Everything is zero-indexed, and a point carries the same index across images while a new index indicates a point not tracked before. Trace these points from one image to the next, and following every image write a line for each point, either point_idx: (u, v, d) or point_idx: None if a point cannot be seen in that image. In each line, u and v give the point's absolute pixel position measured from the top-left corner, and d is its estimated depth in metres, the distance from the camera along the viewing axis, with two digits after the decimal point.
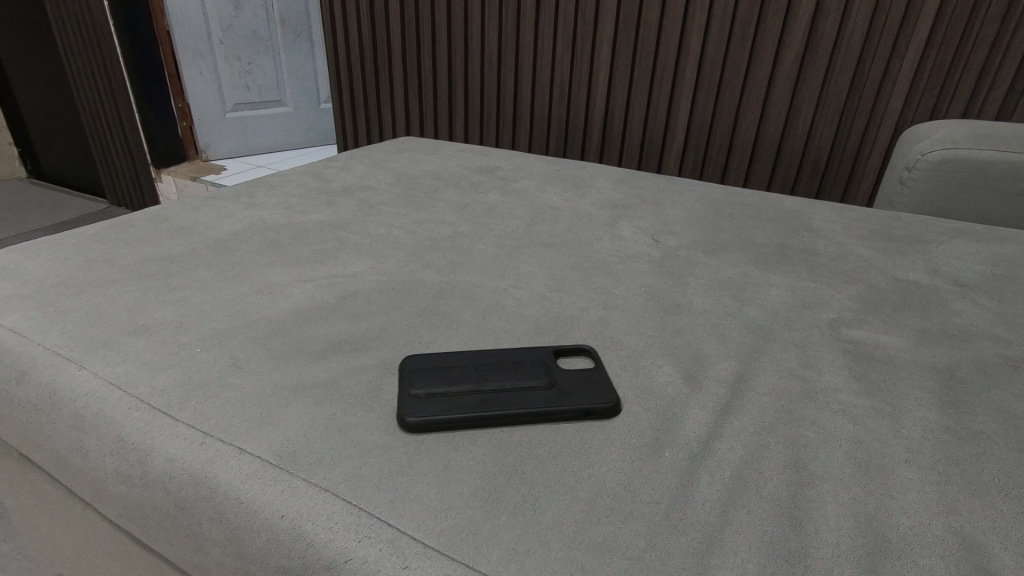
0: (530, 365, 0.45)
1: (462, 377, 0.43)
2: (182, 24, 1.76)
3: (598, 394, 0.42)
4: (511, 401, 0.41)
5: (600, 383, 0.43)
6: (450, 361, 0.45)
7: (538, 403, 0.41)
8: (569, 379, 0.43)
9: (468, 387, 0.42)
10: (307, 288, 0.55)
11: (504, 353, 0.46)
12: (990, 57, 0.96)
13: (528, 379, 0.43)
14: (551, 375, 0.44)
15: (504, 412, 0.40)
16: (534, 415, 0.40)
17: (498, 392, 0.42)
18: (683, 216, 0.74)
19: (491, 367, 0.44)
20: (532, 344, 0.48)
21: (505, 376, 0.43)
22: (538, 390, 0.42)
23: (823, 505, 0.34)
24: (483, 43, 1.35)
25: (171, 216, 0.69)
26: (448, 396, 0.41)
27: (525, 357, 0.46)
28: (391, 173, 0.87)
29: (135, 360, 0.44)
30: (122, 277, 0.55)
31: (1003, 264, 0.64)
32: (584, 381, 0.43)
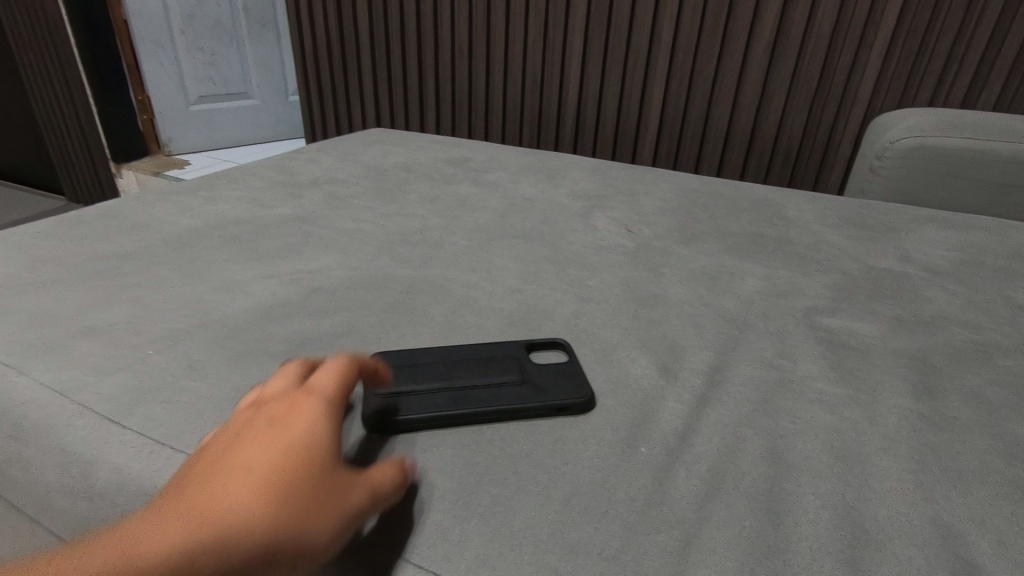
0: (503, 360, 0.43)
1: (431, 375, 0.41)
2: (140, 13, 1.69)
3: (572, 389, 0.40)
4: (482, 398, 0.39)
5: (574, 377, 0.42)
6: (419, 357, 0.43)
7: (510, 399, 0.39)
8: (542, 374, 0.42)
9: (437, 384, 0.40)
10: (270, 284, 0.53)
11: (475, 349, 0.45)
12: (954, 46, 0.97)
13: (500, 375, 0.41)
14: (524, 370, 0.42)
15: (474, 410, 0.38)
16: (506, 412, 0.38)
17: (468, 390, 0.40)
18: (658, 206, 0.73)
19: (461, 364, 0.43)
20: (504, 339, 0.46)
21: (477, 373, 0.42)
22: (511, 386, 0.40)
23: (802, 498, 0.34)
24: (453, 33, 1.32)
25: (125, 211, 0.66)
26: (416, 395, 0.39)
27: (497, 352, 0.44)
28: (359, 166, 0.84)
29: (82, 365, 0.42)
30: (69, 276, 0.52)
31: (971, 250, 0.64)
32: (557, 376, 0.42)
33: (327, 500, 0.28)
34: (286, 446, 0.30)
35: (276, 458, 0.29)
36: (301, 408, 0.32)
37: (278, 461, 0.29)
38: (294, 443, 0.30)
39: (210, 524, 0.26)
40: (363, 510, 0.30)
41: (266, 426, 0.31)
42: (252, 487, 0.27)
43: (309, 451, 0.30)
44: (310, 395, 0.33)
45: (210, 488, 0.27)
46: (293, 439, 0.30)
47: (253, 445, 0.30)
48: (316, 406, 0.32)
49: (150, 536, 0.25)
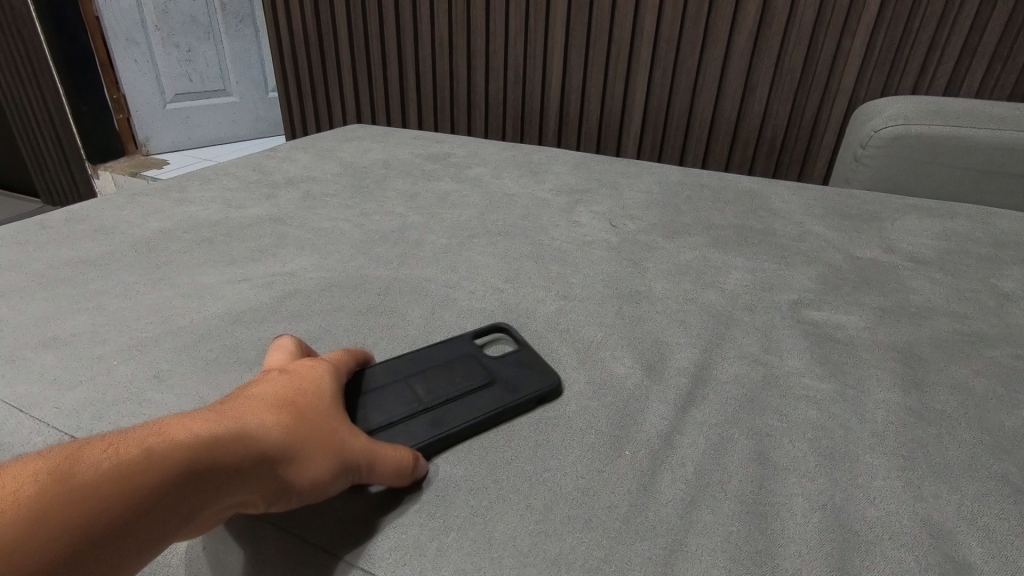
0: (466, 364, 0.41)
1: (401, 394, 0.38)
2: (112, 9, 1.65)
3: (542, 381, 0.40)
4: (460, 412, 0.37)
5: (540, 370, 0.41)
6: (380, 374, 0.39)
7: (488, 406, 0.38)
8: (509, 373, 0.41)
9: (411, 406, 0.37)
10: (242, 289, 0.51)
11: (433, 358, 0.42)
12: (937, 32, 0.97)
13: (470, 382, 0.40)
14: (491, 371, 0.41)
15: (459, 427, 0.36)
16: (488, 421, 0.37)
17: (443, 407, 0.38)
18: (642, 200, 0.72)
19: (425, 377, 0.40)
20: (457, 341, 0.44)
21: (445, 385, 0.39)
22: (485, 392, 0.39)
23: (789, 500, 0.33)
24: (432, 26, 1.30)
25: (92, 215, 0.64)
26: (393, 398, 0.38)
27: (456, 357, 0.42)
28: (337, 163, 0.82)
29: (42, 378, 0.40)
30: (31, 284, 0.50)
31: (956, 239, 0.64)
32: (524, 371, 0.41)
33: (334, 435, 0.30)
34: (298, 385, 0.32)
35: (289, 391, 0.31)
36: (313, 364, 0.35)
37: (291, 395, 0.31)
38: (307, 383, 0.32)
39: (230, 421, 0.27)
40: (366, 454, 0.31)
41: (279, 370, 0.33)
42: (270, 410, 0.29)
43: (319, 395, 0.32)
44: (322, 359, 0.36)
45: (226, 403, 0.29)
46: (305, 382, 0.32)
47: (267, 380, 0.32)
48: (327, 366, 0.35)
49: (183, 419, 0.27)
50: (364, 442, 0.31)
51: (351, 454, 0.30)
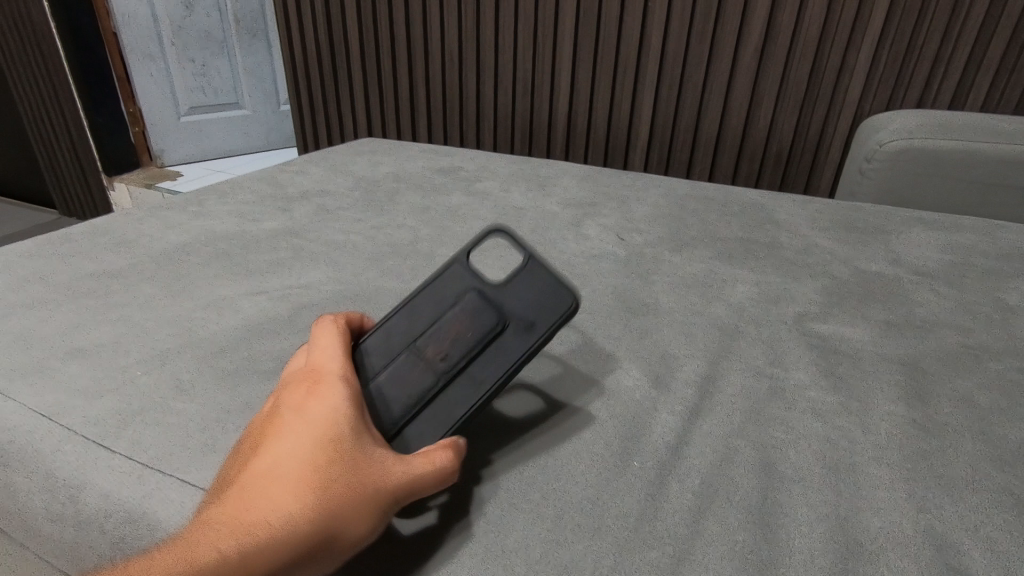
0: (472, 307, 0.41)
1: (417, 372, 0.38)
2: (129, 25, 1.68)
3: (552, 309, 0.41)
4: (482, 373, 0.38)
5: (547, 291, 0.41)
6: (387, 356, 0.39)
7: (508, 357, 0.38)
8: (519, 304, 0.41)
9: (432, 383, 0.37)
10: (259, 301, 0.52)
11: (435, 314, 0.41)
12: (941, 47, 0.98)
13: (482, 331, 0.39)
14: (499, 307, 0.41)
15: (485, 393, 0.37)
16: (511, 371, 0.38)
17: (463, 371, 0.38)
18: (648, 213, 0.73)
19: (436, 340, 0.39)
20: (453, 281, 0.43)
21: (457, 343, 0.39)
22: (501, 339, 0.39)
23: (794, 511, 0.34)
24: (443, 41, 1.32)
25: (114, 228, 0.66)
26: (415, 375, 0.38)
27: (457, 303, 0.41)
28: (349, 176, 0.84)
29: (69, 388, 0.41)
30: (56, 297, 0.52)
31: (961, 252, 0.64)
32: (532, 300, 0.41)
33: (366, 479, 0.30)
34: (314, 432, 0.31)
35: (308, 447, 0.30)
36: (323, 393, 0.33)
37: (311, 450, 0.30)
38: (323, 425, 0.31)
39: (250, 524, 0.28)
40: (405, 484, 0.31)
41: (291, 417, 0.32)
42: (290, 489, 0.29)
43: (339, 435, 0.31)
44: (331, 377, 0.35)
45: (251, 488, 0.29)
46: (320, 425, 0.31)
47: (283, 436, 0.31)
48: (339, 388, 0.34)
49: (200, 540, 0.27)
50: (400, 472, 0.31)
51: (390, 490, 0.31)
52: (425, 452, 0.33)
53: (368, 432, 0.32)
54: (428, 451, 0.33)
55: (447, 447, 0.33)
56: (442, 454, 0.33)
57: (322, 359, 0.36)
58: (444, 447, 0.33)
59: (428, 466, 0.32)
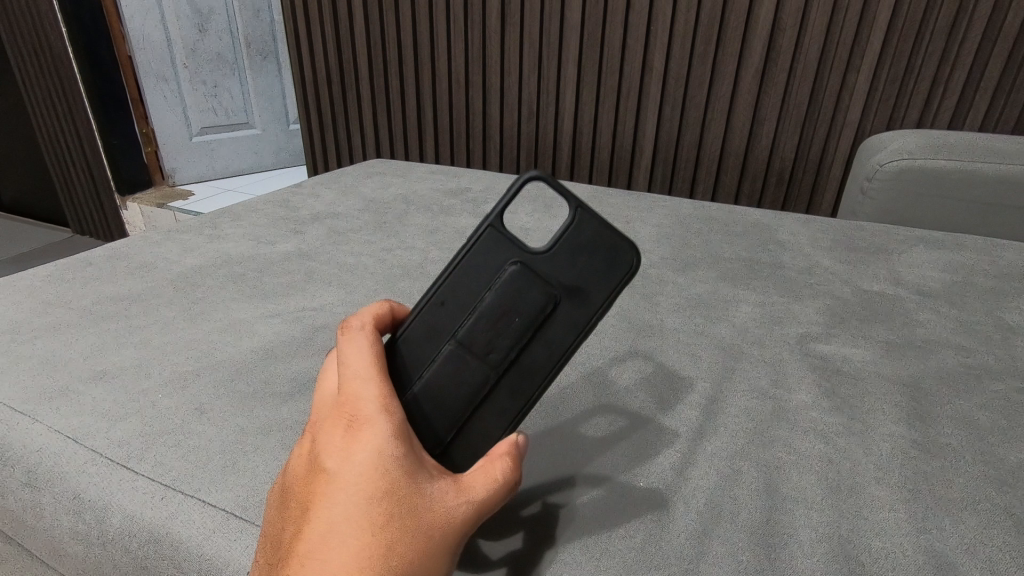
0: (517, 282, 0.39)
1: (470, 367, 0.38)
2: (144, 49, 1.72)
3: (603, 277, 0.40)
4: (537, 361, 0.39)
5: (594, 257, 0.40)
6: (431, 356, 0.39)
7: (562, 337, 0.39)
8: (567, 274, 0.40)
9: (488, 378, 0.38)
10: (274, 323, 0.54)
11: (477, 295, 0.40)
12: (940, 68, 1.00)
13: (532, 311, 0.39)
14: (547, 279, 0.39)
15: (544, 384, 0.38)
16: (567, 353, 0.39)
17: (518, 359, 0.38)
18: (653, 234, 0.75)
19: (483, 327, 0.39)
20: (490, 251, 0.40)
21: (506, 330, 0.39)
22: (553, 317, 0.39)
23: (797, 532, 0.34)
24: (449, 64, 1.35)
25: (132, 251, 0.68)
26: (463, 379, 0.38)
27: (499, 278, 0.40)
28: (360, 198, 0.86)
29: (93, 411, 0.43)
30: (79, 320, 0.54)
31: (962, 271, 0.65)
32: (580, 268, 0.40)
33: (432, 525, 0.29)
34: (365, 489, 0.29)
35: (364, 507, 0.29)
36: (362, 435, 0.31)
37: (368, 513, 0.29)
38: (373, 477, 0.29)
39: None
40: (471, 514, 0.30)
41: (335, 469, 0.30)
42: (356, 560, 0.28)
43: (391, 485, 0.29)
44: (368, 410, 0.32)
45: (316, 562, 0.28)
46: (369, 478, 0.29)
47: (333, 497, 0.29)
48: (378, 424, 0.31)
49: None
50: (462, 506, 0.30)
51: (457, 526, 0.30)
52: (482, 472, 0.31)
53: (421, 470, 0.31)
54: (484, 470, 0.31)
55: (503, 458, 0.32)
56: (501, 470, 0.31)
57: (354, 384, 0.33)
58: (500, 459, 0.32)
59: (490, 489, 0.31)
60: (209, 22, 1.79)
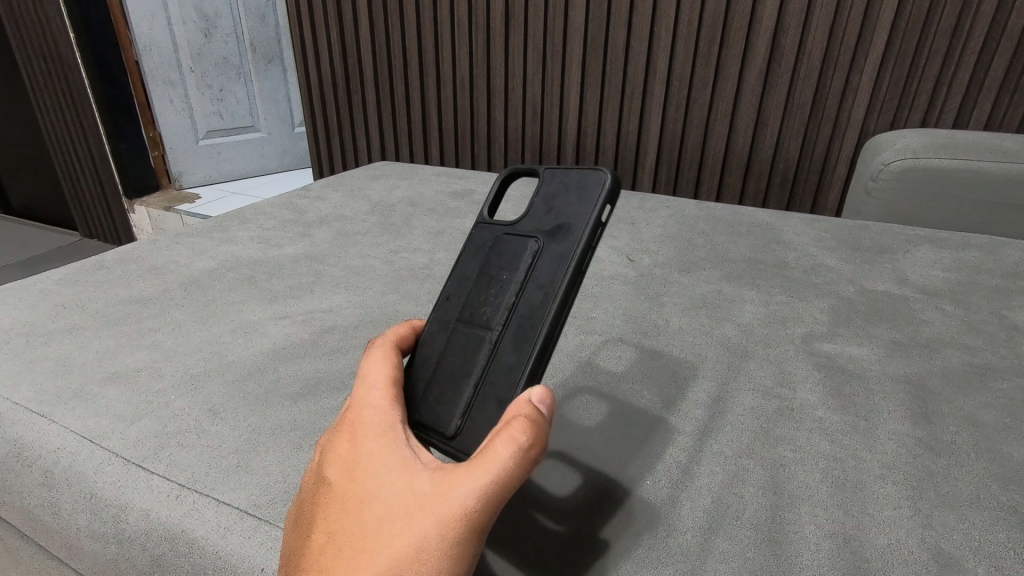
0: (503, 248, 0.42)
1: (474, 337, 0.39)
2: (151, 54, 1.73)
3: (584, 207, 0.41)
4: (537, 307, 0.38)
5: (569, 197, 0.42)
6: (436, 342, 0.40)
7: (558, 272, 0.38)
8: (547, 220, 0.41)
9: (489, 340, 0.38)
10: (285, 325, 0.55)
11: (473, 277, 0.43)
12: (943, 68, 1.00)
13: (522, 264, 0.40)
14: (530, 233, 0.41)
15: (546, 321, 0.37)
16: (566, 286, 0.38)
17: (518, 311, 0.38)
18: (658, 234, 0.75)
19: (482, 300, 0.41)
20: (479, 237, 0.44)
21: (501, 293, 0.40)
22: (545, 260, 0.39)
23: (802, 527, 0.35)
24: (454, 67, 1.36)
25: (143, 255, 0.68)
26: (467, 352, 0.39)
27: (490, 253, 0.43)
28: (366, 201, 0.87)
29: (108, 412, 0.43)
30: (92, 323, 0.54)
31: (967, 270, 0.65)
32: (557, 210, 0.42)
33: (428, 518, 0.29)
34: (361, 495, 0.31)
35: (371, 512, 0.31)
36: (361, 442, 0.33)
37: (376, 517, 0.30)
38: (367, 482, 0.31)
39: None
40: (477, 499, 0.29)
41: (338, 479, 0.32)
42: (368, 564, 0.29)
43: (390, 485, 0.31)
44: (362, 418, 0.34)
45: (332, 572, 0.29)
46: (368, 483, 0.31)
47: (342, 505, 0.31)
48: (374, 430, 0.33)
49: None
50: (460, 491, 0.29)
51: (461, 516, 0.29)
52: (484, 451, 0.30)
53: (422, 468, 0.31)
54: (489, 447, 0.30)
55: (505, 432, 0.30)
56: (504, 445, 0.29)
57: (354, 395, 0.36)
58: (502, 433, 0.30)
59: (492, 467, 0.29)
60: (215, 26, 1.81)
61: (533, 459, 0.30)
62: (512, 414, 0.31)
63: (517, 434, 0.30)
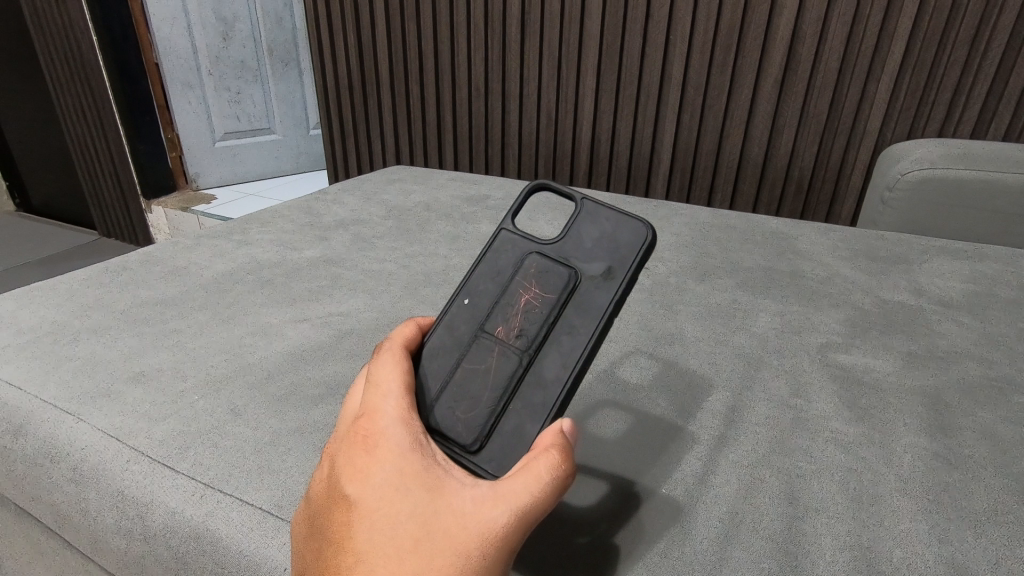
0: (537, 269, 0.42)
1: (500, 353, 0.39)
2: (171, 57, 1.76)
3: (627, 249, 0.41)
4: (571, 340, 0.38)
5: (612, 236, 0.42)
6: (456, 354, 0.40)
7: (594, 311, 0.39)
8: (586, 253, 0.42)
9: (518, 362, 0.39)
10: (304, 327, 0.55)
11: (501, 287, 0.42)
12: (962, 78, 0.99)
13: (557, 291, 0.41)
14: (565, 259, 0.42)
15: (578, 360, 0.38)
16: (601, 326, 0.39)
17: (550, 340, 0.39)
18: (672, 242, 0.75)
19: (509, 317, 0.41)
20: (510, 248, 0.44)
21: (533, 313, 0.40)
22: (581, 295, 0.40)
23: (818, 539, 0.35)
24: (470, 73, 1.37)
25: (165, 256, 0.70)
26: (491, 369, 0.39)
27: (520, 270, 0.43)
28: (383, 205, 0.88)
29: (134, 411, 0.44)
30: (116, 323, 0.56)
31: (985, 282, 0.65)
32: (598, 247, 0.42)
33: (465, 542, 0.29)
34: (385, 511, 0.31)
35: (394, 528, 0.31)
36: (380, 455, 0.33)
37: (401, 535, 0.30)
38: (394, 499, 0.31)
39: None
40: (511, 524, 0.30)
41: (357, 493, 0.32)
42: None
43: (415, 503, 0.31)
44: (386, 429, 0.34)
45: None
46: (389, 498, 0.31)
47: (361, 520, 0.31)
48: (394, 444, 0.33)
49: None
50: (498, 516, 0.30)
51: (494, 538, 0.30)
52: (522, 475, 0.31)
53: (449, 488, 0.31)
54: (528, 472, 0.31)
55: (543, 459, 0.31)
56: (542, 471, 0.30)
57: (375, 403, 0.35)
58: (540, 459, 0.31)
59: (531, 493, 0.30)
60: (233, 30, 1.83)
61: (567, 484, 0.31)
62: (547, 439, 0.32)
63: (556, 461, 0.31)
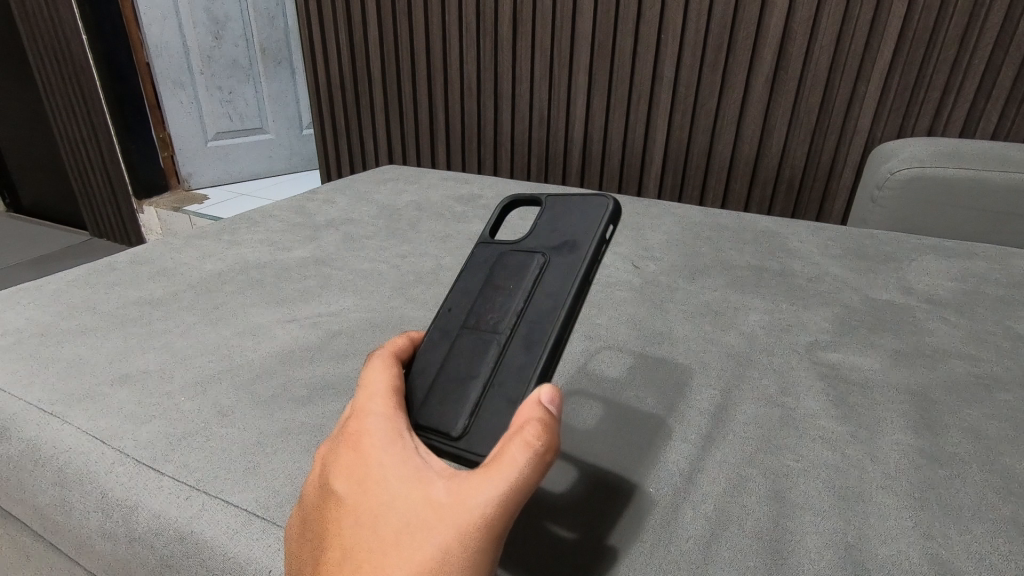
0: (510, 262, 0.43)
1: (480, 341, 0.39)
2: (163, 57, 1.75)
3: (590, 226, 0.43)
4: (547, 312, 0.39)
5: (575, 219, 0.44)
6: (440, 350, 0.40)
7: (567, 282, 0.40)
8: (553, 239, 0.43)
9: (498, 342, 0.39)
10: (293, 328, 0.55)
11: (479, 287, 0.43)
12: (951, 77, 1.00)
13: (529, 275, 0.41)
14: (535, 248, 0.43)
15: (556, 326, 0.38)
16: (574, 294, 0.39)
17: (527, 316, 0.39)
18: (662, 241, 0.75)
19: (488, 309, 0.41)
20: (483, 254, 0.46)
21: (509, 300, 0.41)
22: (553, 273, 0.41)
23: (803, 537, 0.35)
24: (462, 73, 1.37)
25: (154, 257, 0.69)
26: (472, 356, 0.39)
27: (495, 267, 0.44)
28: (374, 205, 0.87)
29: (119, 413, 0.44)
30: (104, 324, 0.55)
31: (972, 280, 0.65)
32: (562, 229, 0.44)
33: (446, 532, 0.29)
34: (371, 509, 0.31)
35: (382, 526, 0.31)
36: (366, 453, 0.32)
37: (388, 532, 0.30)
38: (380, 495, 0.31)
39: None
40: (490, 510, 0.29)
41: (344, 492, 0.32)
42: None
43: (399, 499, 0.31)
44: (370, 427, 0.33)
45: None
46: (376, 497, 0.31)
47: (350, 520, 0.31)
48: (378, 441, 0.33)
49: None
50: (475, 504, 0.29)
51: (476, 526, 0.29)
52: (497, 460, 0.30)
53: (432, 479, 0.31)
54: (503, 456, 0.29)
55: (517, 437, 0.30)
56: (518, 452, 0.29)
57: (361, 403, 0.35)
58: (515, 440, 0.30)
59: (509, 479, 0.29)
60: (225, 29, 1.82)
61: (546, 465, 0.30)
62: (526, 416, 0.31)
63: (530, 438, 0.30)
